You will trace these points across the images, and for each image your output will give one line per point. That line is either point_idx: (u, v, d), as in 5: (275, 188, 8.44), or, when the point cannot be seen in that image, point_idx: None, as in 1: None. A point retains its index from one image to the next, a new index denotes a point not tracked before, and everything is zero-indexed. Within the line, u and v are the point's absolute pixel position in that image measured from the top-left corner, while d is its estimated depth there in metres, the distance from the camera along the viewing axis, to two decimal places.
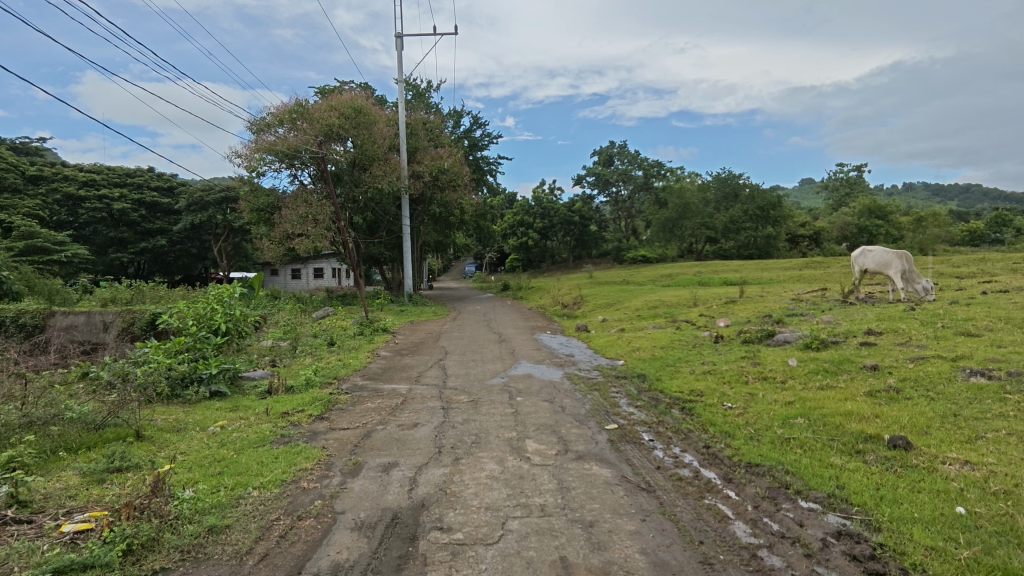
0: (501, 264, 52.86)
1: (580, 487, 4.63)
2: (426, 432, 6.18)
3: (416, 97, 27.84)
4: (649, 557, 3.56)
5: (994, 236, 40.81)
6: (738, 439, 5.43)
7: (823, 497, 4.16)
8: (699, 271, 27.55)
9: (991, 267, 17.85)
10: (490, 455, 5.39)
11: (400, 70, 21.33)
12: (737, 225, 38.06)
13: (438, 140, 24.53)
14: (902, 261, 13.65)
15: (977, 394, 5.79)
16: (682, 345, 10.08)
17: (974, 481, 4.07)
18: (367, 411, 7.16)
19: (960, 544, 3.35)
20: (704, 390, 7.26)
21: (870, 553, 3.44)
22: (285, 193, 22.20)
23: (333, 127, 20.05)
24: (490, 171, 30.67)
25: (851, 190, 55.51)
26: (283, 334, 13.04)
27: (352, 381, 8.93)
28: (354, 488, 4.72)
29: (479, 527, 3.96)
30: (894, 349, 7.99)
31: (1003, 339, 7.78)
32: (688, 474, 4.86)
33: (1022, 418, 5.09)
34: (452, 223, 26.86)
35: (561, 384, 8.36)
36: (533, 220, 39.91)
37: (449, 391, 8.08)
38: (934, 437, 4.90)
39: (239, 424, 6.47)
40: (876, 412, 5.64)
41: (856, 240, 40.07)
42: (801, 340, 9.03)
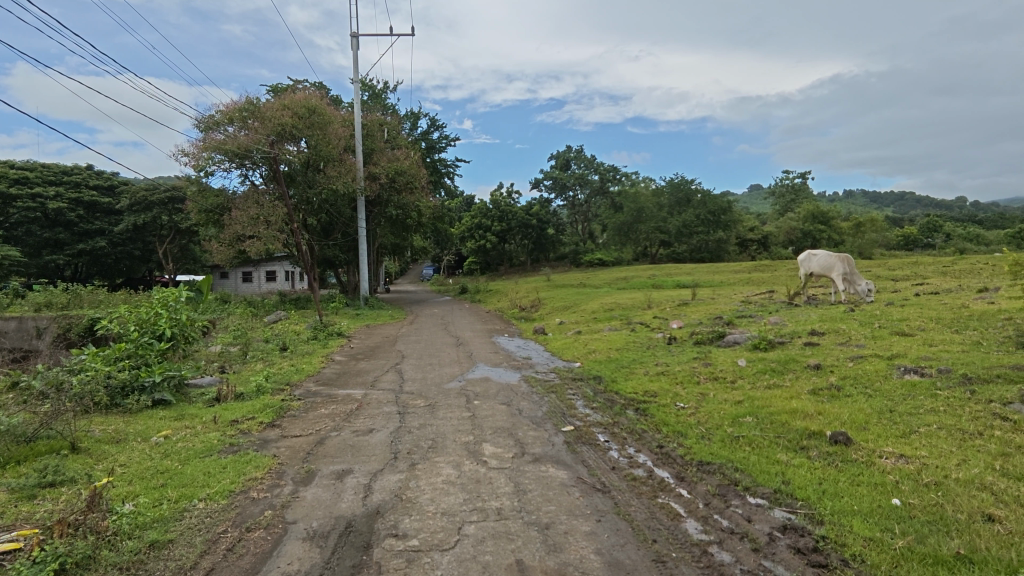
0: (460, 266, 52.62)
1: (536, 489, 4.65)
2: (382, 437, 6.09)
3: (372, 98, 27.47)
4: (603, 557, 3.60)
5: (927, 240, 43.06)
6: (690, 438, 5.56)
7: (769, 493, 4.30)
8: (654, 273, 28.15)
9: (923, 270, 18.89)
10: (446, 459, 5.35)
11: (356, 70, 20.99)
12: (690, 229, 39.05)
13: (395, 142, 24.29)
14: (844, 265, 14.31)
15: (911, 391, 6.11)
16: (637, 347, 10.28)
17: (908, 473, 4.28)
18: (321, 417, 6.99)
19: (896, 535, 3.52)
20: (657, 390, 7.41)
21: (813, 546, 3.57)
22: (236, 193, 21.52)
23: (285, 127, 19.59)
24: (447, 173, 30.54)
25: (797, 196, 57.82)
26: (232, 340, 12.59)
27: (305, 387, 8.70)
28: (306, 497, 4.60)
29: (435, 533, 3.92)
30: (835, 349, 8.35)
31: (934, 338, 8.24)
32: (642, 473, 4.94)
33: (951, 412, 5.39)
34: (409, 225, 26.57)
35: (518, 386, 8.37)
36: (491, 223, 39.93)
37: (406, 396, 7.98)
38: (872, 432, 5.14)
39: (184, 433, 6.21)
40: (819, 409, 5.87)
41: (800, 244, 41.85)
42: (749, 340, 9.36)
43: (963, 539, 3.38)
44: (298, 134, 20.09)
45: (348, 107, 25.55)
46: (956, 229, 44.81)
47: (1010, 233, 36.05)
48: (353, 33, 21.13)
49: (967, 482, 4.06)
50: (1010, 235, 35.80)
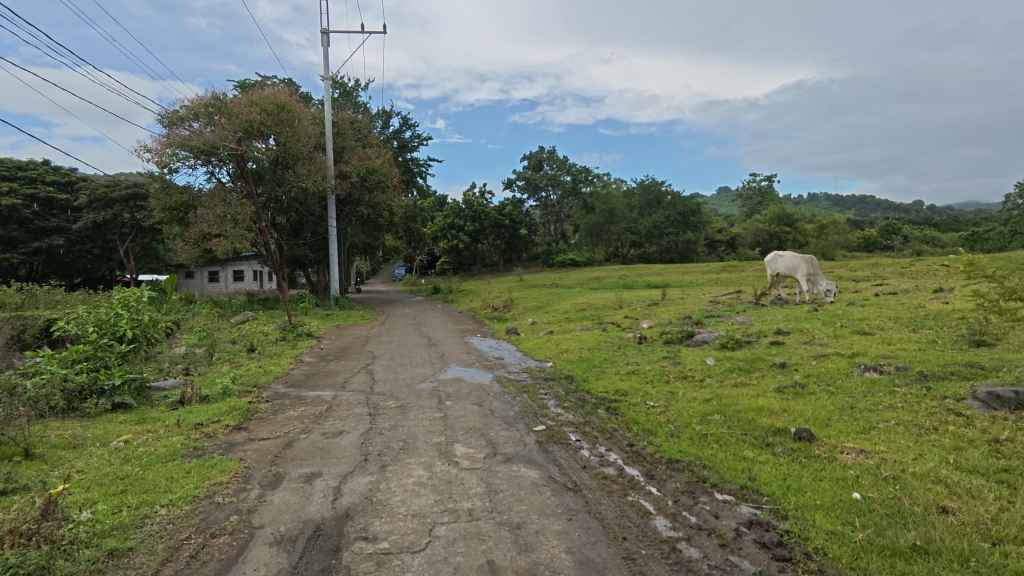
0: (432, 267, 52.27)
1: (507, 490, 4.64)
2: (353, 439, 6.01)
3: (343, 96, 27.12)
4: (574, 556, 3.61)
5: (887, 242, 44.52)
6: (659, 437, 5.63)
7: (736, 489, 4.38)
8: (624, 274, 28.50)
9: (882, 271, 19.53)
10: (418, 461, 5.30)
11: (326, 67, 20.69)
12: (660, 230, 39.56)
13: (366, 141, 24.01)
14: (807, 265, 14.70)
15: (871, 388, 6.30)
16: (608, 347, 10.37)
17: (868, 468, 4.42)
18: (289, 419, 6.87)
19: (856, 528, 3.62)
20: (628, 390, 7.48)
21: (777, 540, 3.65)
22: (201, 190, 20.99)
23: (253, 124, 19.20)
24: (419, 173, 30.33)
25: (763, 198, 59.18)
26: (197, 341, 12.27)
27: (273, 389, 8.52)
28: (273, 501, 4.50)
29: (406, 535, 3.88)
30: (800, 348, 8.55)
31: (893, 337, 8.49)
32: (613, 472, 4.99)
33: (908, 409, 5.58)
34: (381, 225, 26.29)
35: (490, 387, 8.35)
36: (463, 223, 39.81)
37: (377, 397, 7.88)
38: (834, 429, 5.29)
39: (146, 437, 6.02)
40: (784, 407, 6.01)
41: (767, 245, 42.80)
42: (717, 340, 9.52)
43: (919, 531, 3.50)
44: (266, 131, 19.70)
45: (319, 104, 25.15)
46: (914, 231, 46.44)
47: (963, 236, 37.50)
48: (324, 30, 20.82)
49: (923, 476, 4.21)
50: (964, 238, 37.23)
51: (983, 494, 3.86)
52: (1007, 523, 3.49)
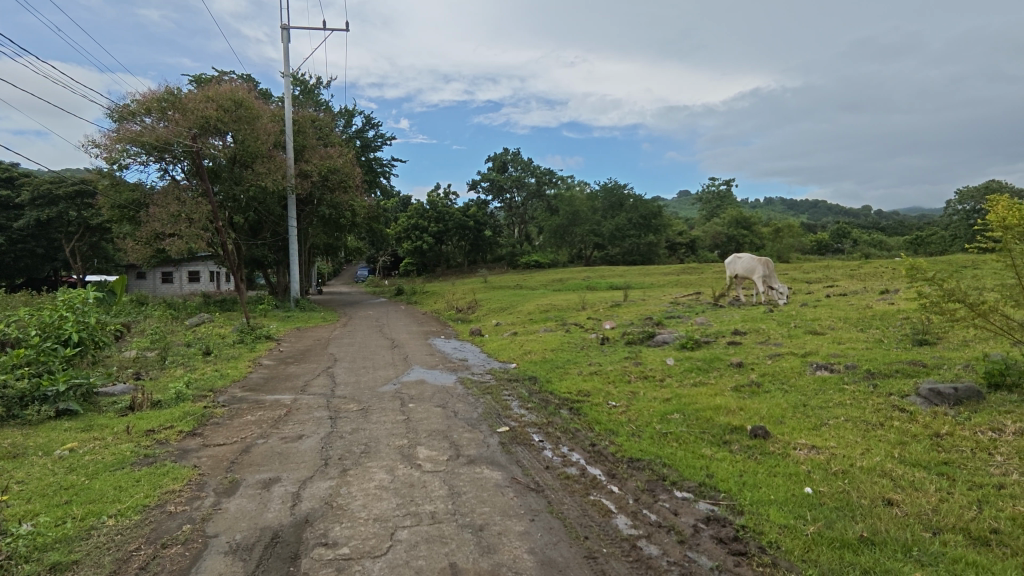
0: (396, 268, 51.70)
1: (470, 491, 4.63)
2: (313, 443, 5.88)
3: (303, 94, 26.62)
4: (536, 556, 3.63)
5: (837, 245, 46.28)
6: (621, 436, 5.71)
7: (694, 487, 4.48)
8: (588, 275, 28.79)
9: (833, 272, 20.30)
10: (379, 464, 5.23)
11: (287, 64, 20.26)
12: (622, 233, 40.16)
13: (327, 139, 23.59)
14: (763, 267, 15.16)
15: (822, 385, 6.55)
16: (571, 348, 10.46)
17: (819, 463, 4.58)
18: (246, 424, 6.68)
19: (808, 521, 3.75)
20: (590, 390, 7.57)
21: (733, 535, 3.75)
22: (153, 188, 20.26)
23: (209, 120, 18.65)
24: (383, 173, 29.98)
25: (721, 202, 60.69)
26: (149, 344, 11.83)
27: (230, 393, 8.28)
28: (229, 509, 4.37)
29: (366, 540, 3.83)
30: (756, 348, 8.80)
31: (842, 337, 8.84)
32: (575, 471, 5.03)
33: (856, 405, 5.82)
34: (343, 225, 25.87)
35: (453, 388, 8.32)
36: (427, 224, 39.55)
37: (338, 400, 7.75)
38: (787, 426, 5.47)
39: (93, 445, 5.77)
40: (740, 405, 6.17)
41: (725, 248, 43.90)
42: (677, 340, 9.73)
43: (866, 523, 3.65)
44: (223, 128, 19.16)
45: (278, 102, 24.61)
46: (863, 235, 48.39)
47: (908, 240, 39.22)
48: (284, 25, 20.41)
49: (870, 470, 4.39)
50: (909, 242, 38.93)
51: (925, 486, 4.05)
52: (947, 513, 3.68)
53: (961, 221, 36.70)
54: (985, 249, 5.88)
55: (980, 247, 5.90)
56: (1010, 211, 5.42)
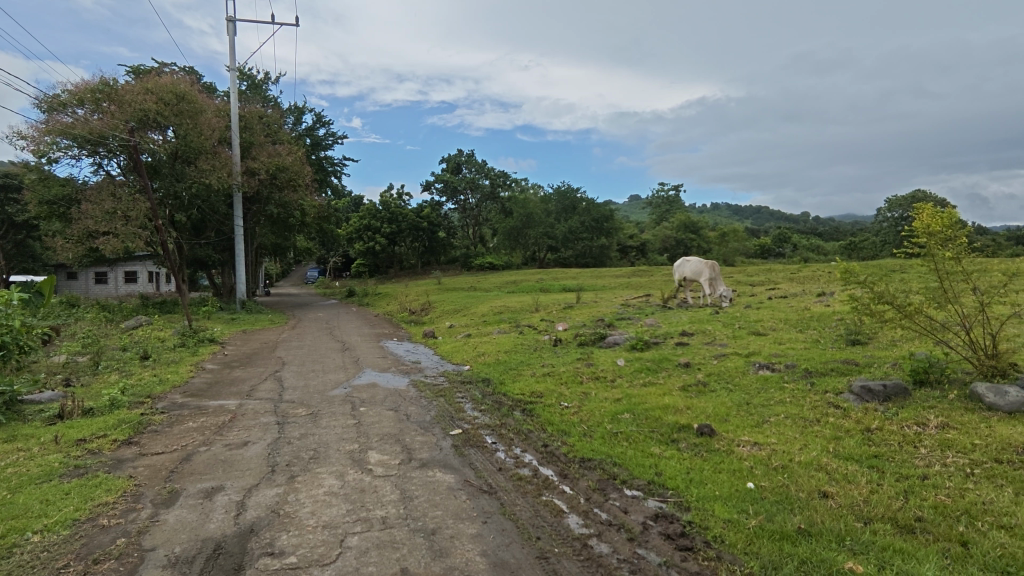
0: (347, 269, 50.73)
1: (422, 495, 4.59)
2: (259, 450, 5.70)
3: (250, 89, 25.81)
4: (489, 558, 3.63)
5: (779, 250, 48.30)
6: (573, 436, 5.78)
7: (644, 485, 4.58)
8: (541, 277, 29.09)
9: (774, 276, 21.17)
10: (329, 470, 5.12)
11: (232, 58, 19.57)
12: (575, 235, 40.69)
13: (276, 136, 22.92)
14: (710, 270, 15.68)
15: (764, 384, 6.82)
16: (525, 349, 10.54)
17: (760, 459, 4.76)
18: (187, 431, 6.39)
19: (750, 515, 3.89)
20: (543, 390, 7.64)
21: (680, 531, 3.86)
22: (87, 183, 19.18)
23: (148, 113, 17.81)
24: (334, 172, 29.35)
25: (670, 207, 62.25)
26: (80, 349, 11.18)
27: (169, 399, 7.92)
28: (168, 520, 4.18)
29: (315, 548, 3.73)
30: (702, 348, 9.10)
31: (783, 337, 9.25)
32: (527, 472, 5.07)
33: (796, 403, 6.08)
34: (291, 224, 25.18)
35: (406, 391, 8.23)
36: (380, 225, 38.97)
37: (286, 405, 7.54)
38: (731, 423, 5.66)
39: (16, 457, 5.40)
40: (688, 404, 6.36)
41: (674, 251, 45.14)
42: (628, 341, 9.94)
43: (804, 515, 3.82)
44: (163, 122, 18.34)
45: (224, 96, 23.76)
46: (802, 240, 50.71)
47: (843, 245, 41.34)
48: (230, 18, 19.75)
49: (807, 464, 4.60)
50: (844, 247, 41.05)
51: (857, 479, 4.27)
52: (877, 503, 3.89)
53: (891, 228, 38.99)
54: (911, 253, 6.26)
55: (907, 252, 6.29)
56: (935, 218, 5.82)
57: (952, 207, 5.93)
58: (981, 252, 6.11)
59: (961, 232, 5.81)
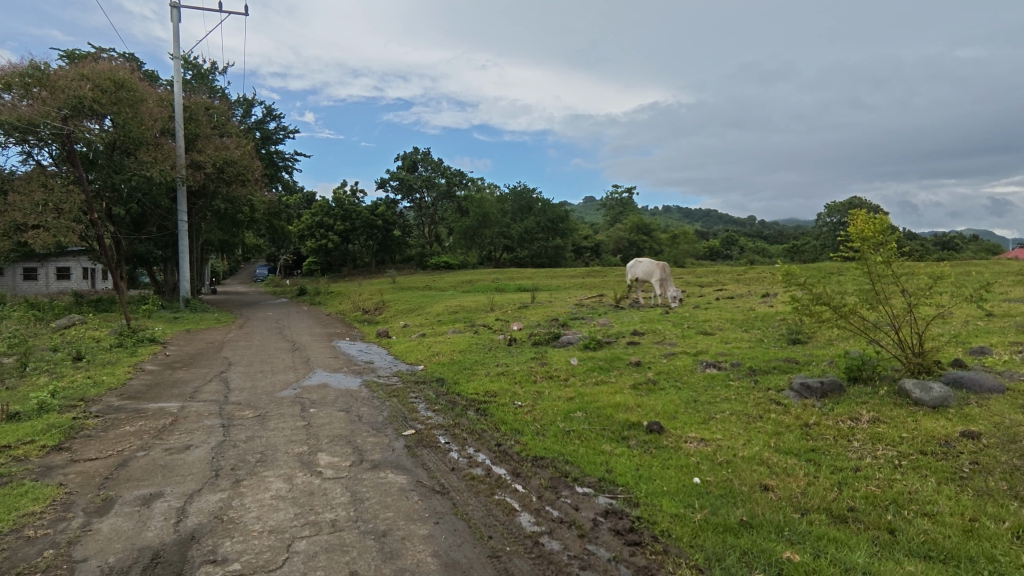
0: (299, 267, 49.49)
1: (374, 497, 4.52)
2: (202, 454, 5.49)
3: (196, 79, 24.84)
4: (440, 558, 3.61)
5: (726, 252, 49.90)
6: (526, 435, 5.81)
7: (595, 482, 4.65)
8: (496, 277, 29.17)
9: (722, 277, 21.85)
10: (276, 473, 4.97)
11: (176, 46, 18.76)
12: (531, 236, 40.93)
13: (223, 128, 22.11)
14: (661, 271, 16.02)
15: (711, 382, 7.05)
16: (479, 348, 10.53)
17: (707, 454, 4.91)
18: (124, 436, 6.09)
19: (695, 509, 4.01)
20: (497, 390, 7.63)
21: (630, 526, 3.93)
22: (14, 173, 18.00)
23: (83, 101, 16.86)
24: (285, 166, 28.55)
25: (624, 209, 63.30)
26: (5, 350, 10.48)
27: (105, 402, 7.53)
28: (101, 529, 3.98)
29: (260, 554, 3.63)
30: (653, 347, 9.33)
31: (729, 336, 9.57)
32: (480, 472, 5.06)
33: (740, 400, 6.31)
34: (239, 220, 24.35)
35: (358, 392, 8.09)
36: (333, 222, 38.15)
37: (232, 407, 7.28)
38: (679, 420, 5.82)
39: None
40: (638, 402, 6.50)
41: (627, 252, 46.07)
42: (581, 341, 10.06)
43: (746, 508, 3.96)
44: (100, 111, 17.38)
45: (167, 85, 22.75)
46: (748, 242, 52.62)
47: (787, 248, 43.08)
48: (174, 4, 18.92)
49: (750, 458, 4.78)
50: (787, 250, 42.80)
51: (796, 471, 4.47)
52: (813, 495, 4.07)
53: (830, 232, 40.77)
54: (847, 257, 6.57)
55: (843, 256, 6.59)
56: (868, 224, 6.13)
57: (883, 213, 6.26)
58: (909, 256, 6.47)
59: (891, 238, 6.15)
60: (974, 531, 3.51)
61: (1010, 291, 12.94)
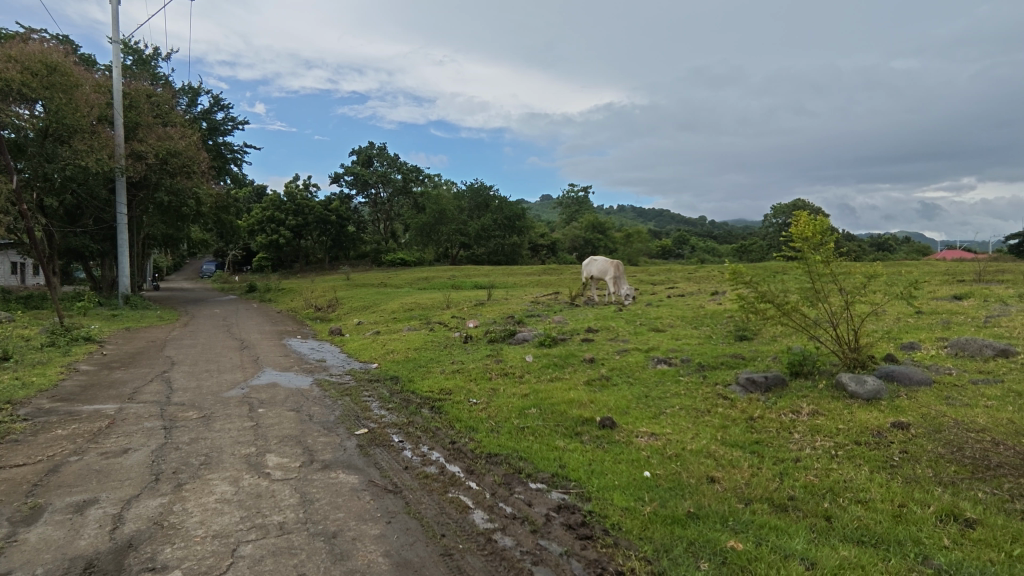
0: (248, 262, 47.96)
1: (324, 498, 4.42)
2: (141, 457, 5.24)
3: (137, 65, 23.68)
4: (392, 558, 3.57)
5: (678, 251, 51.17)
6: (481, 432, 5.81)
7: (548, 477, 4.69)
8: (453, 273, 29.09)
9: (673, 275, 22.38)
10: (221, 476, 4.80)
11: (115, 30, 17.83)
12: (487, 233, 40.91)
13: (166, 117, 21.15)
14: (614, 270, 16.28)
15: (662, 377, 7.22)
16: (435, 346, 10.43)
17: (657, 448, 5.02)
18: (55, 440, 5.75)
19: (645, 502, 4.10)
20: (452, 388, 7.59)
21: (581, 520, 3.98)
22: None
23: (12, 84, 15.78)
24: (233, 158, 27.57)
25: (580, 207, 64.01)
26: None
27: (34, 405, 7.08)
28: (29, 540, 3.75)
29: (203, 560, 3.50)
30: (606, 344, 9.47)
31: (680, 333, 9.82)
32: (434, 470, 5.01)
33: (689, 395, 6.47)
34: (184, 213, 23.37)
35: (309, 391, 7.90)
36: (284, 217, 37.09)
37: (174, 408, 6.98)
38: (631, 416, 5.93)
39: None
40: (591, 398, 6.59)
41: (583, 250, 46.58)
42: (536, 338, 10.10)
43: (693, 499, 4.08)
44: (30, 96, 16.28)
45: (105, 70, 21.60)
46: (699, 242, 54.12)
47: (735, 247, 44.54)
48: None
49: (697, 451, 4.92)
50: (736, 249, 44.25)
51: (741, 463, 4.62)
52: (756, 486, 4.22)
53: (775, 232, 42.37)
54: (789, 256, 6.84)
55: (787, 256, 6.85)
56: (809, 225, 6.40)
57: (823, 215, 6.53)
58: (847, 256, 6.78)
59: (829, 238, 6.44)
60: (902, 516, 3.71)
61: (937, 289, 13.77)
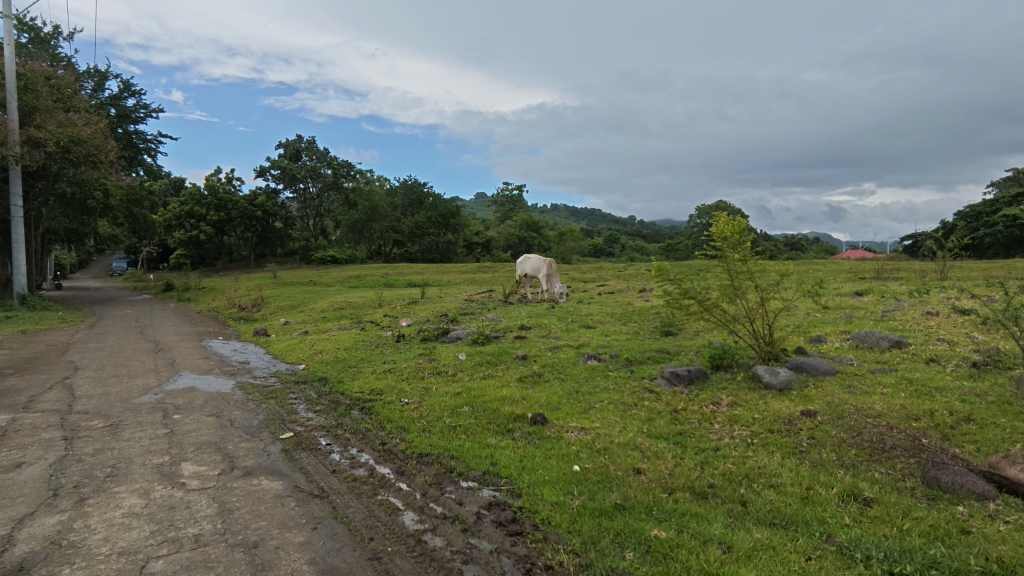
0: (165, 260, 45.11)
1: (245, 506, 4.22)
2: (37, 472, 4.81)
3: (33, 43, 21.71)
4: (317, 565, 3.45)
5: (609, 250, 52.50)
6: (412, 432, 5.72)
7: (478, 476, 4.68)
8: (385, 271, 28.48)
9: (605, 273, 22.95)
10: (130, 488, 4.47)
11: (6, 4, 16.25)
12: (421, 230, 40.37)
13: (68, 102, 19.48)
14: (547, 267, 16.51)
15: (592, 373, 7.38)
16: (365, 345, 10.18)
17: (586, 443, 5.12)
18: None
19: (573, 496, 4.18)
20: (383, 388, 7.43)
21: (511, 517, 4.00)
22: None
23: None
24: (146, 149, 25.79)
25: (514, 205, 64.37)
26: None
27: None
28: None
29: None
30: (538, 341, 9.57)
31: (609, 329, 10.08)
32: (363, 473, 4.89)
33: (618, 389, 6.65)
34: (90, 207, 21.61)
35: (230, 394, 7.52)
36: (205, 212, 35.10)
37: (78, 417, 6.45)
38: (562, 411, 6.02)
39: None
40: (523, 395, 6.63)
41: (517, 249, 46.84)
42: (469, 336, 10.07)
43: (620, 491, 4.19)
44: None
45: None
46: (630, 240, 55.67)
47: (663, 246, 46.11)
48: None
49: (625, 445, 5.05)
50: (664, 248, 45.84)
51: (665, 455, 4.78)
52: (680, 475, 4.39)
53: (700, 233, 44.22)
54: (711, 255, 7.15)
55: (708, 255, 7.14)
56: (728, 225, 6.71)
57: (741, 215, 6.88)
58: (762, 255, 7.16)
59: (747, 238, 6.79)
60: (809, 498, 3.97)
61: (840, 286, 14.85)
